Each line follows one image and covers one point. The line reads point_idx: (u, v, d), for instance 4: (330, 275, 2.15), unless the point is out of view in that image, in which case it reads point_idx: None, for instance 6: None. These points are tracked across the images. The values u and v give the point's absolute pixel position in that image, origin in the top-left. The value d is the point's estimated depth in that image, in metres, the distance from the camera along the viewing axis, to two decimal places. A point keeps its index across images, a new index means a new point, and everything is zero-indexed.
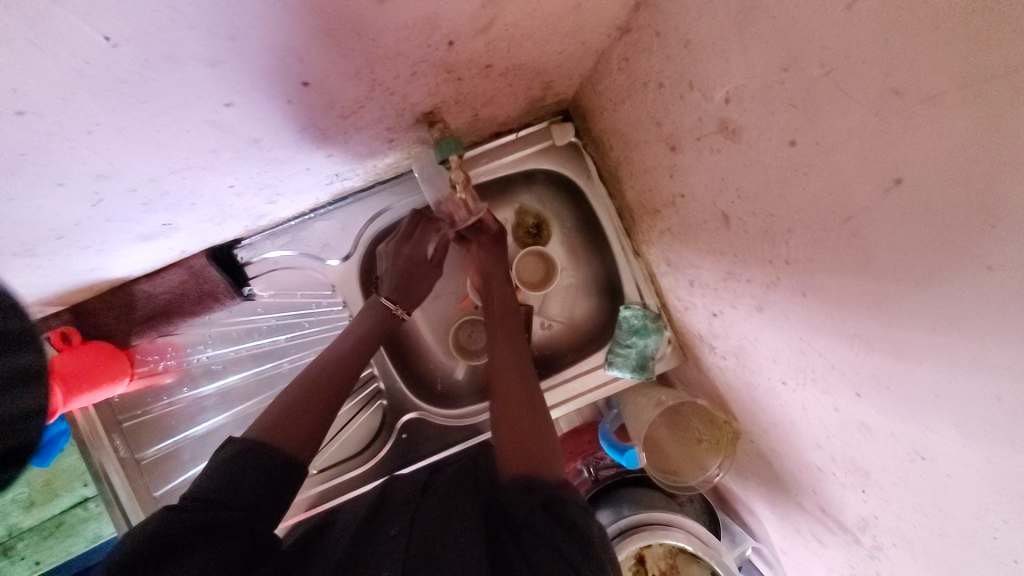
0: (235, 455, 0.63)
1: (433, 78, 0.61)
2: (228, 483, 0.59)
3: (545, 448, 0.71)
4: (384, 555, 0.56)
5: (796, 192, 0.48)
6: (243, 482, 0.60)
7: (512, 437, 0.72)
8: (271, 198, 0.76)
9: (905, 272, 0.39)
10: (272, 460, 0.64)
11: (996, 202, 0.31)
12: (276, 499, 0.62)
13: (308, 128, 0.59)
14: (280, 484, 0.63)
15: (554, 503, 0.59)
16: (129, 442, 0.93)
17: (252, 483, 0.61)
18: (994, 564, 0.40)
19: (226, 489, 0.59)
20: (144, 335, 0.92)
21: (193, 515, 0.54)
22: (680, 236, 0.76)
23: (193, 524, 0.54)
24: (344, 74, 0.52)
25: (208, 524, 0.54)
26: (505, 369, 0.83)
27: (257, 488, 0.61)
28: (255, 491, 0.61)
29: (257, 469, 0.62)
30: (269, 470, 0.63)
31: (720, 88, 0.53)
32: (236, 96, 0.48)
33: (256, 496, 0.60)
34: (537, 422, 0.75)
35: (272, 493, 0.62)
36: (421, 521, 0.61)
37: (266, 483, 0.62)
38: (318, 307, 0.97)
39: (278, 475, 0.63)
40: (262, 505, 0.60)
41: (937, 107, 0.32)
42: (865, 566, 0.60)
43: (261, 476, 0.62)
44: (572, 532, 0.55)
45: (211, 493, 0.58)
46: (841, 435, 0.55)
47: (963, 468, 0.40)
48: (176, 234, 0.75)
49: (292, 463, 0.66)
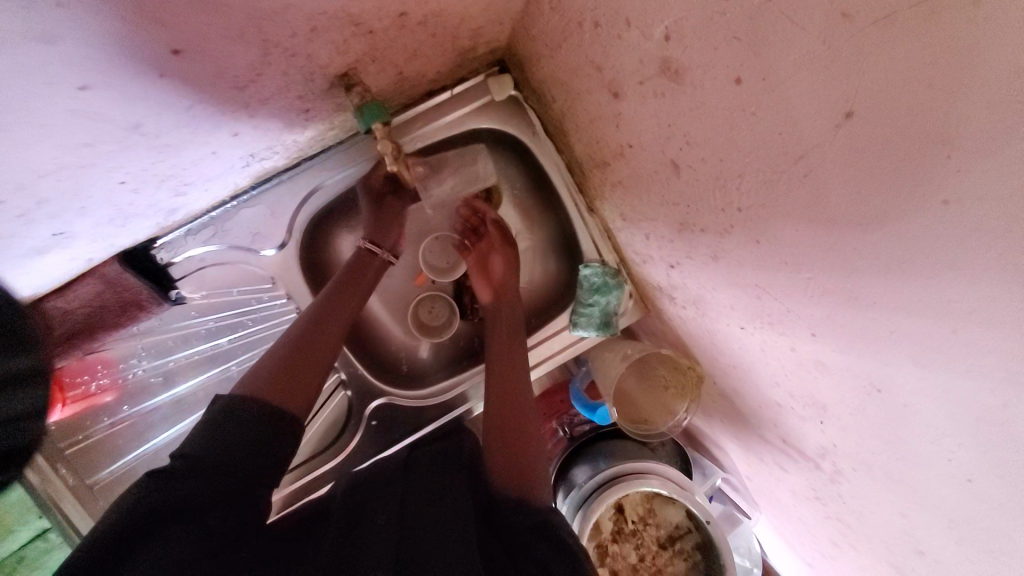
0: (224, 423, 0.59)
1: (339, 33, 0.53)
2: (218, 445, 0.57)
3: (533, 451, 0.71)
4: (370, 536, 0.56)
5: (746, 134, 0.45)
6: (241, 442, 0.58)
7: (494, 425, 0.75)
8: (179, 189, 0.67)
9: (861, 214, 0.37)
10: (267, 423, 0.61)
11: (953, 127, 0.29)
12: (276, 461, 0.60)
13: (200, 105, 0.51)
14: (278, 442, 0.61)
15: (544, 515, 0.60)
16: (76, 469, 0.83)
17: (243, 444, 0.58)
18: (948, 482, 0.42)
19: (219, 462, 0.55)
20: (69, 354, 0.81)
21: (179, 491, 0.52)
22: (632, 188, 0.73)
23: (176, 502, 0.51)
24: (228, 36, 0.44)
25: (193, 504, 0.52)
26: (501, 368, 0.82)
27: (250, 458, 0.57)
28: (252, 453, 0.58)
29: (250, 438, 0.59)
30: (261, 441, 0.59)
31: (660, 25, 0.48)
32: (94, 77, 0.40)
33: (248, 465, 0.57)
34: (524, 423, 0.74)
35: (264, 464, 0.58)
36: (410, 505, 0.62)
37: (259, 452, 0.58)
38: (260, 303, 0.90)
39: (275, 435, 0.61)
40: (253, 467, 0.57)
41: (888, 29, 0.30)
42: (825, 489, 0.63)
43: (260, 436, 0.59)
44: (561, 547, 0.56)
45: (198, 462, 0.55)
46: (799, 373, 0.57)
47: (917, 397, 0.41)
48: (76, 243, 0.66)
49: (284, 424, 0.62)
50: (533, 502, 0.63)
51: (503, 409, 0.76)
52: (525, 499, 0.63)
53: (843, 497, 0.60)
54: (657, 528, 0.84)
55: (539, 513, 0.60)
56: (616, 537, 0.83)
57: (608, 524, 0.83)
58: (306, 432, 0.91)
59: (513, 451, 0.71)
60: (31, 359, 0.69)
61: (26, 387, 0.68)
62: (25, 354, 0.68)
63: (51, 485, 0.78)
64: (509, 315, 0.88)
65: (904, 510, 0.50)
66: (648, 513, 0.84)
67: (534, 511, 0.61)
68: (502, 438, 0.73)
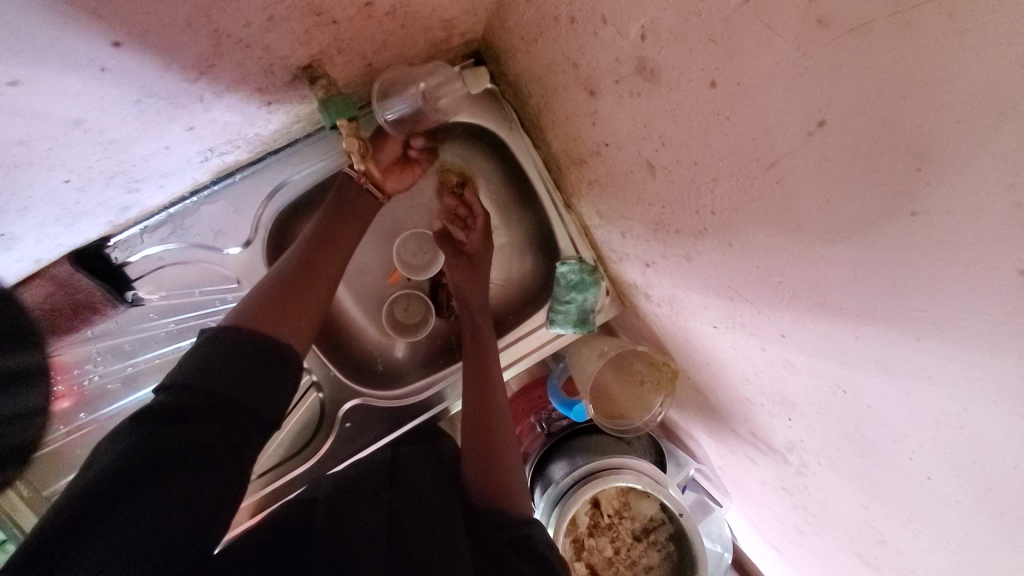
0: (214, 355, 0.58)
1: (299, 23, 0.50)
2: (208, 380, 0.56)
3: (509, 468, 0.70)
4: (357, 544, 0.55)
5: (719, 138, 0.45)
6: (231, 377, 0.57)
7: (472, 442, 0.73)
8: (132, 185, 0.63)
9: (832, 223, 0.38)
10: (256, 355, 0.59)
11: (926, 143, 0.29)
12: (271, 394, 0.59)
13: (147, 98, 0.48)
14: (273, 376, 0.60)
15: (524, 528, 0.61)
16: (31, 479, 0.78)
17: (233, 377, 0.57)
18: (906, 479, 0.44)
19: (214, 398, 0.55)
20: (63, 341, 0.79)
21: (170, 436, 0.52)
22: (607, 187, 0.73)
23: (168, 446, 0.51)
24: (174, 26, 0.41)
25: (186, 446, 0.52)
26: (476, 383, 0.81)
27: (245, 394, 0.57)
28: (245, 384, 0.57)
29: (243, 372, 0.58)
30: (254, 371, 0.58)
31: (636, 23, 0.47)
32: (25, 70, 0.36)
33: (244, 400, 0.56)
34: (498, 441, 0.73)
35: (260, 398, 0.58)
36: (399, 509, 0.62)
37: (253, 382, 0.58)
38: (224, 304, 0.86)
39: (268, 368, 0.60)
40: (246, 400, 0.56)
41: (863, 39, 0.30)
42: (793, 481, 0.65)
43: (253, 372, 0.58)
44: (538, 564, 0.57)
45: (190, 398, 0.54)
46: (768, 371, 0.58)
47: (882, 401, 0.42)
48: (20, 244, 0.61)
49: (281, 364, 0.61)
50: (509, 512, 0.63)
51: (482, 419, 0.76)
52: (503, 511, 0.63)
53: (808, 489, 0.62)
54: (632, 521, 0.85)
55: (516, 528, 0.61)
56: (592, 530, 0.84)
57: (584, 519, 0.84)
58: (277, 436, 0.88)
59: (486, 467, 0.70)
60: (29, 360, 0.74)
61: (20, 385, 0.73)
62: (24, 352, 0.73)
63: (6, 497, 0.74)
64: (475, 326, 0.87)
65: (865, 503, 0.52)
66: (623, 506, 0.85)
67: (512, 526, 0.61)
68: (478, 453, 0.71)
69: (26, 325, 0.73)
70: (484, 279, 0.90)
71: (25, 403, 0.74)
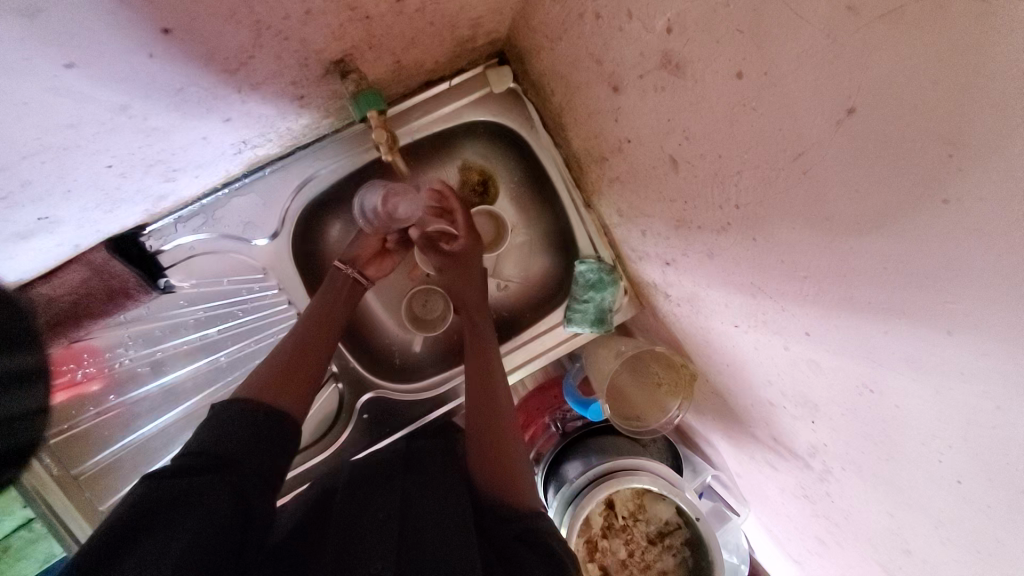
0: (220, 421, 0.60)
1: (334, 17, 0.52)
2: (215, 442, 0.58)
3: (515, 460, 0.71)
4: (370, 534, 0.55)
5: (745, 129, 0.45)
6: (239, 439, 0.59)
7: (480, 440, 0.73)
8: (168, 174, 0.66)
9: (861, 213, 0.37)
10: (261, 420, 0.62)
11: (957, 127, 0.29)
12: (273, 456, 0.61)
13: (189, 88, 0.50)
14: (276, 439, 0.62)
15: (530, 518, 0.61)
16: (60, 458, 0.81)
17: (240, 439, 0.59)
18: (936, 483, 0.43)
19: (217, 456, 0.56)
20: (56, 342, 0.79)
21: (176, 489, 0.52)
22: (628, 184, 0.73)
23: (174, 498, 0.51)
24: (218, 17, 0.43)
25: (192, 498, 0.51)
26: (478, 388, 0.79)
27: (251, 456, 0.58)
28: (252, 444, 0.59)
29: (250, 436, 0.60)
30: (259, 434, 0.61)
31: (662, 16, 0.48)
32: (79, 55, 0.38)
33: (250, 461, 0.58)
34: (506, 440, 0.72)
35: (264, 460, 0.59)
36: (410, 502, 0.62)
37: (257, 445, 0.60)
38: (251, 293, 0.89)
39: (272, 430, 0.62)
40: (251, 458, 0.58)
41: (894, 24, 0.29)
42: (816, 488, 0.63)
43: (258, 434, 0.61)
44: (543, 556, 0.56)
45: (198, 460, 0.55)
46: (791, 372, 0.57)
47: (910, 401, 0.41)
48: (62, 228, 0.64)
49: (282, 426, 0.64)
50: (517, 505, 0.63)
51: (484, 408, 0.76)
52: (512, 506, 0.64)
53: (831, 496, 0.60)
54: (646, 524, 0.84)
55: (521, 522, 0.61)
56: (606, 532, 0.83)
57: (598, 519, 0.83)
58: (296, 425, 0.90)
59: (495, 463, 0.69)
60: (33, 359, 0.76)
61: (24, 386, 0.75)
62: (29, 352, 0.76)
63: (36, 476, 0.77)
64: (474, 330, 0.85)
65: (891, 510, 0.50)
66: (638, 509, 0.84)
67: (519, 519, 0.61)
68: (484, 454, 0.71)
69: (29, 326, 0.76)
70: (477, 279, 0.87)
71: (28, 403, 0.76)
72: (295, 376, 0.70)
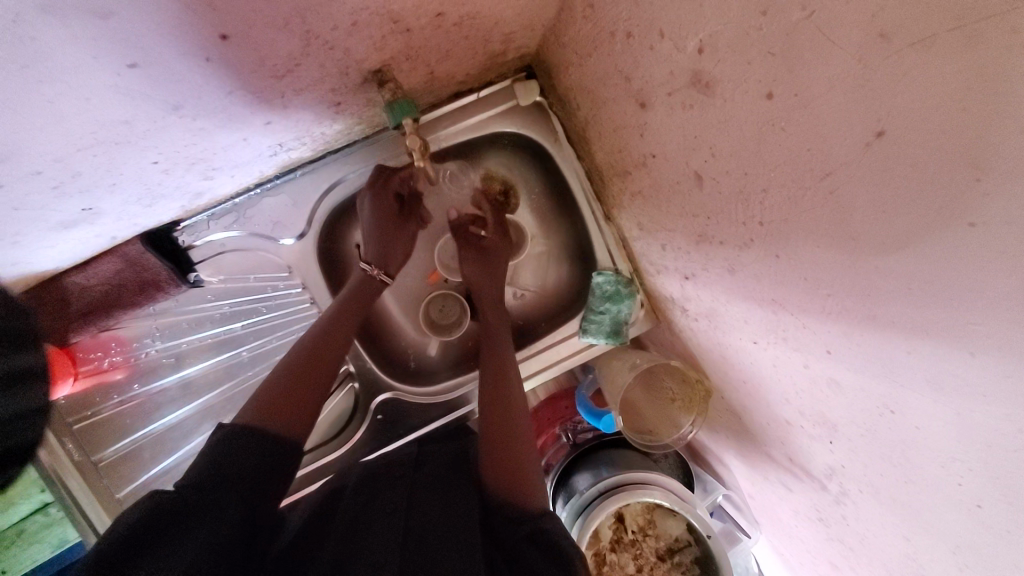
0: (224, 441, 0.59)
1: (377, 29, 0.55)
2: (218, 464, 0.57)
3: (527, 460, 0.71)
4: (381, 537, 0.56)
5: (773, 148, 0.46)
6: (243, 459, 0.58)
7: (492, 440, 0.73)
8: (207, 173, 0.68)
9: (887, 234, 0.38)
10: (264, 440, 0.61)
11: (985, 151, 0.29)
12: (274, 476, 0.60)
13: (237, 92, 0.53)
14: (280, 459, 0.61)
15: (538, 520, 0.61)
16: (81, 444, 0.83)
17: (242, 462, 0.58)
18: (955, 508, 0.42)
19: (217, 477, 0.55)
20: (82, 330, 0.82)
21: (176, 506, 0.51)
22: (650, 199, 0.74)
23: (173, 516, 0.50)
24: (270, 25, 0.46)
25: (191, 519, 0.51)
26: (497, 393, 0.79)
27: (252, 474, 0.58)
28: (254, 466, 0.58)
29: (251, 457, 0.59)
30: (263, 455, 0.60)
31: (694, 37, 0.49)
32: (140, 56, 0.41)
33: (252, 480, 0.57)
34: (520, 445, 0.72)
35: (265, 481, 0.58)
36: (418, 503, 0.63)
37: (258, 468, 0.59)
38: (275, 291, 0.91)
39: (276, 452, 0.61)
40: (252, 481, 0.57)
41: (923, 53, 0.31)
42: (831, 510, 0.62)
43: (260, 455, 0.60)
44: (551, 556, 0.56)
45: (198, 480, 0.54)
46: (811, 391, 0.56)
47: (932, 423, 0.41)
48: (103, 220, 0.67)
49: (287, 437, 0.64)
50: (527, 508, 0.63)
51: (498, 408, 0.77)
52: (522, 507, 0.64)
53: (848, 519, 0.60)
54: (656, 540, 0.83)
55: (530, 522, 0.61)
56: (614, 546, 0.82)
57: (607, 533, 0.82)
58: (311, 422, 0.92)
59: (508, 466, 0.69)
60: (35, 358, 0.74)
61: (27, 384, 0.72)
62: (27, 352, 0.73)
63: (56, 458, 0.78)
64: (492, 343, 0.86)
65: (908, 535, 0.49)
66: (648, 524, 0.84)
67: (528, 520, 0.61)
68: (501, 453, 0.70)
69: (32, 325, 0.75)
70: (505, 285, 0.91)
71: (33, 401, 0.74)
72: (293, 400, 0.67)
